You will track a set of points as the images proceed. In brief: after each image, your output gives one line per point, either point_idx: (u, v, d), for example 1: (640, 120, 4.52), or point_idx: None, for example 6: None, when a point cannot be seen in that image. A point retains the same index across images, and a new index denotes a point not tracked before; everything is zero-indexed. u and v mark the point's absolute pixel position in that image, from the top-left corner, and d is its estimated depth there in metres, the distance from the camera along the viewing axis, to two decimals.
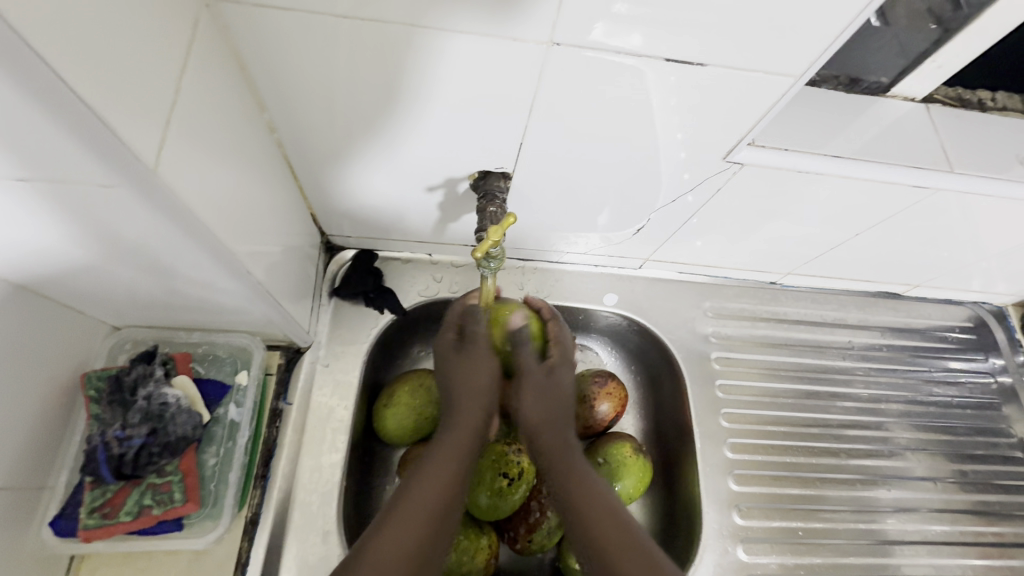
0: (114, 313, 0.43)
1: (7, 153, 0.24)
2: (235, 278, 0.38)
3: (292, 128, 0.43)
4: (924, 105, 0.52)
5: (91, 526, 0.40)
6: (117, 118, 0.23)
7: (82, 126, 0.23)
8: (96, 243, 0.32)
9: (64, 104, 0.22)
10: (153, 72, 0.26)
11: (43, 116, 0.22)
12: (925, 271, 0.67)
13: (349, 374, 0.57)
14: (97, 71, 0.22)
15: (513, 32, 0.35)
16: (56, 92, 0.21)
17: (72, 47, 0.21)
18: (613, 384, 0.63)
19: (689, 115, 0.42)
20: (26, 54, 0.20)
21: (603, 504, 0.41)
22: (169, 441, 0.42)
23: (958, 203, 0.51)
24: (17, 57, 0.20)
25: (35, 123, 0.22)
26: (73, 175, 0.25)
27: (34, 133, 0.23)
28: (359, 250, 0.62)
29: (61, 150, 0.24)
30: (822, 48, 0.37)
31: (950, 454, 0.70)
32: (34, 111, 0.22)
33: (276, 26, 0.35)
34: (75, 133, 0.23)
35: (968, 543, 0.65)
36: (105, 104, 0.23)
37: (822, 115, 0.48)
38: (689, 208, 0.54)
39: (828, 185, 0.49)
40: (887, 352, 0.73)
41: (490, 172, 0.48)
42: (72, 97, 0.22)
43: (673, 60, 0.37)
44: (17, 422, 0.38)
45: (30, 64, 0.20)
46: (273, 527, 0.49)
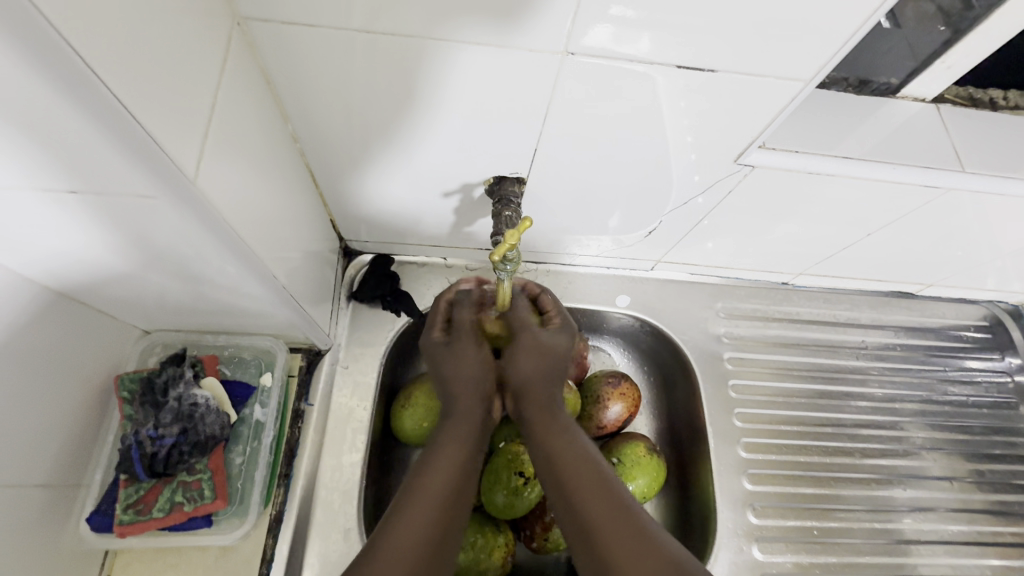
0: (146, 317, 0.45)
1: (59, 166, 0.25)
2: (261, 282, 0.40)
3: (314, 137, 0.45)
4: (934, 105, 0.52)
5: (126, 522, 0.41)
6: (161, 130, 0.25)
7: (130, 141, 0.24)
8: (133, 251, 0.34)
9: (115, 119, 0.23)
10: (191, 88, 0.27)
11: (95, 131, 0.23)
12: (938, 270, 0.67)
13: (367, 375, 0.58)
14: (144, 88, 0.24)
15: (528, 42, 0.36)
16: (108, 109, 0.23)
17: (121, 67, 0.23)
18: (626, 384, 0.64)
19: (701, 120, 0.43)
20: (83, 74, 0.21)
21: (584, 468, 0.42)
22: (199, 440, 0.43)
23: (971, 202, 0.51)
24: (75, 77, 0.21)
25: (86, 138, 0.24)
26: (119, 186, 0.27)
27: (85, 147, 0.24)
28: (376, 255, 0.63)
29: (109, 162, 0.25)
30: (830, 53, 0.37)
31: (966, 453, 0.69)
32: (89, 129, 0.23)
33: (301, 42, 0.36)
34: (124, 148, 0.24)
35: (986, 543, 0.65)
36: (151, 119, 0.24)
37: (832, 117, 0.49)
38: (701, 209, 0.55)
39: (839, 185, 0.49)
40: (901, 352, 0.73)
41: (504, 177, 0.49)
42: (122, 113, 0.23)
43: (684, 67, 0.38)
44: (57, 421, 0.40)
45: (86, 83, 0.21)
46: (297, 525, 0.50)
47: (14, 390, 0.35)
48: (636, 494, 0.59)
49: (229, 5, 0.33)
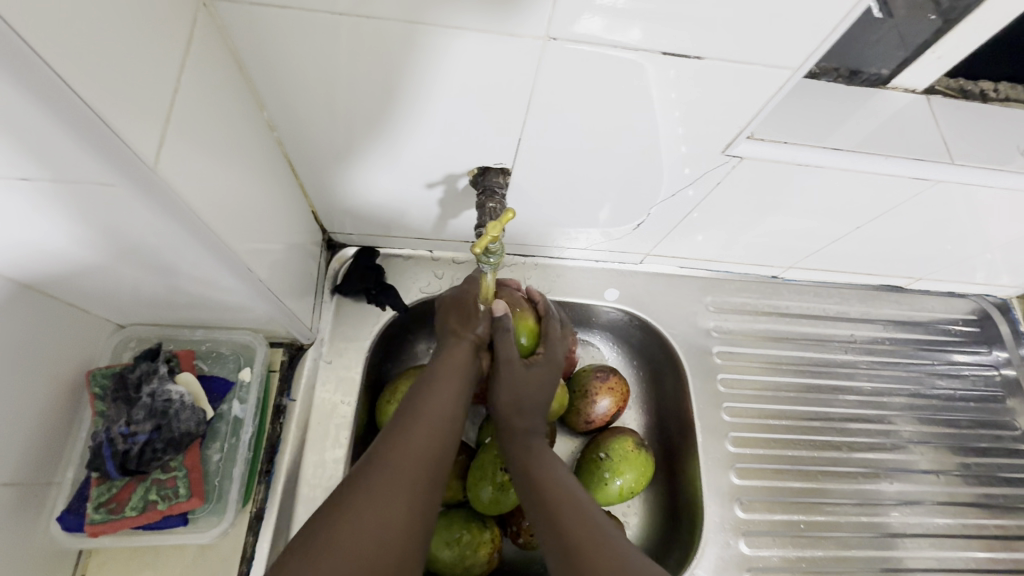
0: (119, 311, 0.44)
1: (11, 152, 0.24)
2: (237, 275, 0.39)
3: (291, 126, 0.43)
4: (925, 96, 0.51)
5: (98, 521, 0.40)
6: (117, 116, 0.24)
7: (83, 125, 0.23)
8: (99, 243, 0.33)
9: (64, 102, 0.22)
10: (152, 71, 0.26)
11: (44, 115, 0.22)
12: (927, 263, 0.66)
13: (351, 370, 0.57)
14: (97, 70, 0.23)
15: (510, 27, 0.35)
16: (58, 93, 0.21)
17: (71, 47, 0.21)
18: (615, 379, 0.63)
19: (689, 110, 0.42)
20: (26, 54, 0.20)
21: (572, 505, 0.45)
22: (173, 437, 0.42)
23: (961, 195, 0.51)
24: (18, 57, 0.20)
25: (35, 121, 0.22)
26: (77, 174, 0.26)
27: (36, 132, 0.23)
28: (360, 248, 0.62)
29: (62, 148, 0.24)
30: (819, 40, 0.36)
31: (953, 447, 0.69)
32: (37, 112, 0.22)
33: (274, 25, 0.35)
34: (77, 133, 0.23)
35: (972, 536, 0.65)
36: (106, 103, 0.23)
37: (821, 108, 0.48)
38: (689, 202, 0.54)
39: (829, 178, 0.48)
40: (890, 345, 0.73)
41: (489, 168, 0.48)
42: (73, 97, 0.22)
43: (671, 54, 0.37)
44: (25, 419, 0.38)
45: (31, 63, 0.20)
46: (278, 522, 0.49)
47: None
48: (624, 489, 0.59)
49: None
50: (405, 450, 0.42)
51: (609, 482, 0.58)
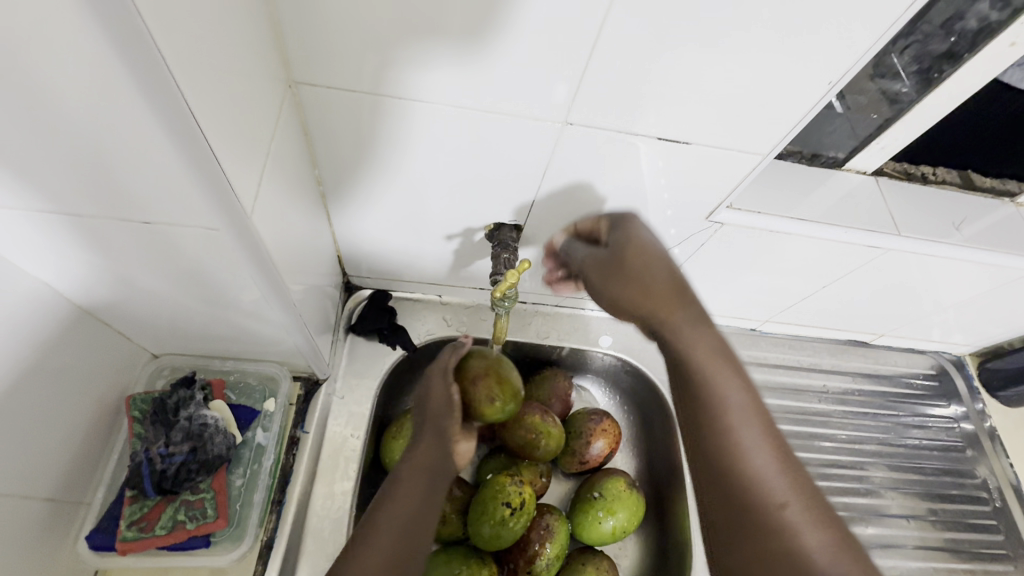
0: (158, 340, 0.47)
1: (142, 194, 0.29)
2: (284, 310, 0.43)
3: (335, 180, 0.49)
4: (874, 177, 0.60)
5: (129, 539, 0.42)
6: (230, 165, 0.29)
7: (215, 187, 0.29)
8: (171, 275, 0.37)
9: (197, 154, 0.27)
10: (254, 137, 0.32)
11: (178, 163, 0.27)
12: (888, 321, 0.74)
13: (362, 406, 0.61)
14: (222, 129, 0.28)
15: (532, 112, 0.43)
16: (194, 146, 0.27)
17: (209, 113, 0.27)
18: (608, 422, 0.67)
19: (680, 181, 0.50)
20: (193, 134, 0.26)
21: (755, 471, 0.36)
22: (206, 459, 0.44)
23: (910, 261, 0.59)
24: (185, 133, 0.26)
25: (167, 167, 0.28)
26: (187, 220, 0.31)
27: (174, 188, 0.29)
28: (375, 290, 0.67)
29: (188, 201, 0.30)
30: (785, 132, 0.44)
31: (922, 493, 0.74)
32: (183, 174, 0.28)
33: (338, 100, 0.41)
34: (207, 192, 0.29)
35: None
36: (224, 156, 0.28)
37: (787, 184, 0.56)
38: (678, 259, 0.60)
39: (797, 243, 0.56)
40: (860, 396, 0.79)
41: (504, 224, 0.54)
42: (205, 149, 0.27)
43: (664, 139, 0.45)
44: (66, 437, 0.41)
45: (195, 141, 0.26)
46: (287, 551, 0.51)
47: (39, 395, 0.38)
48: (616, 528, 0.62)
49: (285, 72, 0.39)
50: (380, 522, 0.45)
51: (602, 521, 0.62)
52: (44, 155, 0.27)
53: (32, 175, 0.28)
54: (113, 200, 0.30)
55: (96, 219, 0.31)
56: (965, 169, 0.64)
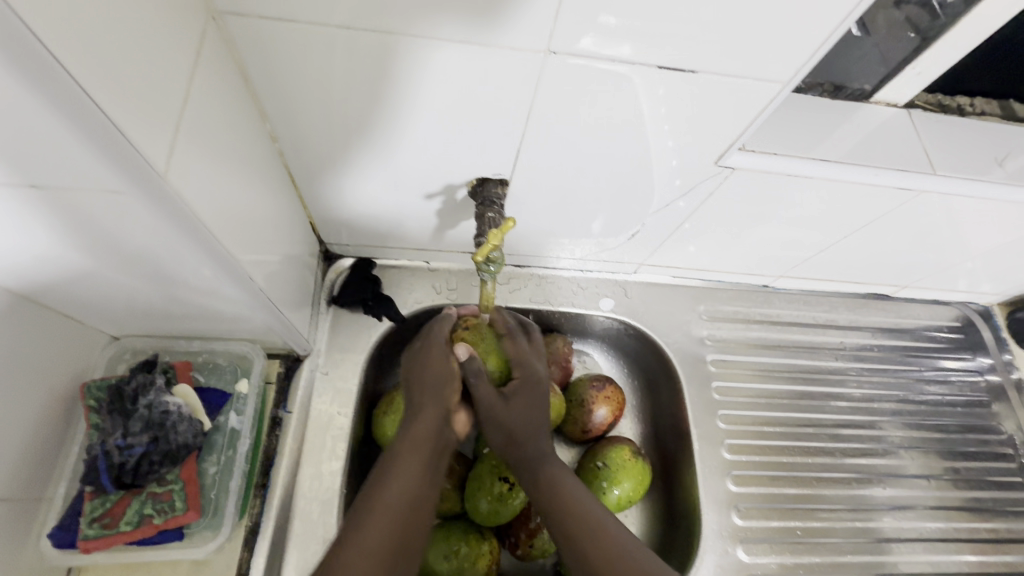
0: (114, 323, 0.43)
1: (22, 155, 0.24)
2: (238, 284, 0.38)
3: (292, 134, 0.44)
4: (907, 110, 0.53)
5: (91, 537, 0.39)
6: (112, 103, 0.23)
7: (104, 138, 0.23)
8: (99, 252, 0.33)
9: (53, 83, 0.21)
10: (151, 67, 0.26)
11: (32, 97, 0.21)
12: (913, 272, 0.68)
13: (348, 382, 0.57)
14: (92, 52, 0.22)
15: (510, 42, 0.36)
16: (45, 71, 0.20)
17: (68, 31, 0.21)
18: (611, 388, 0.64)
19: (685, 119, 0.43)
20: (53, 71, 0.21)
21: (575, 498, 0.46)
22: (171, 449, 0.41)
23: (945, 205, 0.53)
24: (43, 71, 0.20)
25: (22, 105, 0.21)
26: (86, 183, 0.26)
27: (53, 146, 0.24)
28: (356, 259, 0.63)
29: (74, 159, 0.24)
30: (808, 54, 0.38)
31: (942, 451, 0.71)
32: (60, 127, 0.22)
33: (278, 34, 0.35)
34: (96, 146, 0.24)
35: (963, 539, 0.66)
36: (104, 95, 0.23)
37: (808, 121, 0.50)
38: (683, 212, 0.55)
39: (817, 189, 0.50)
40: (878, 352, 0.74)
41: (488, 178, 0.49)
42: (64, 76, 0.21)
43: (666, 68, 0.39)
44: (17, 432, 0.38)
45: (58, 80, 0.21)
46: (274, 536, 0.49)
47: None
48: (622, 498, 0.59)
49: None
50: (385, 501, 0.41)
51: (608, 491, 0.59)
52: None
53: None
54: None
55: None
56: (1005, 99, 0.57)
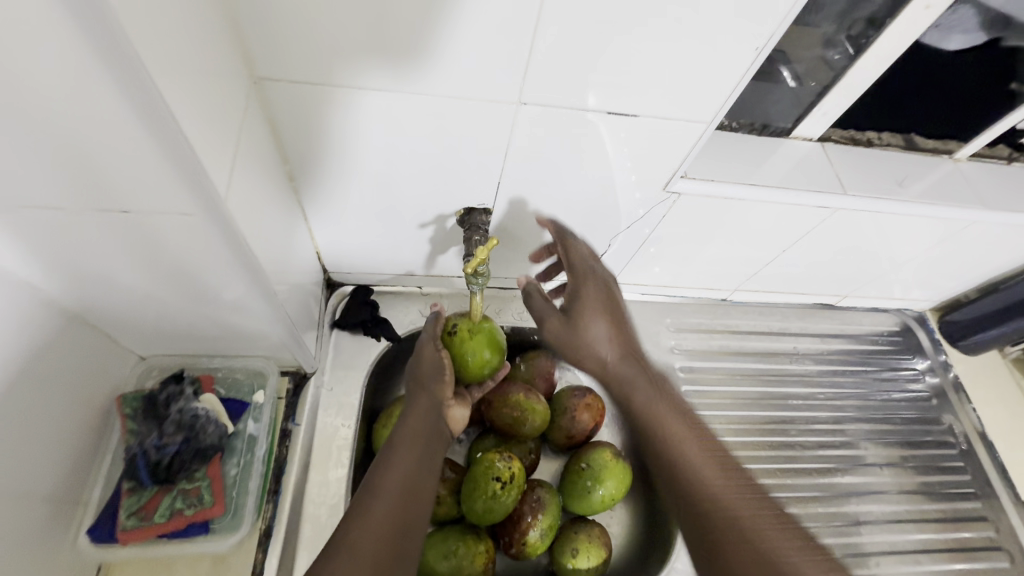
0: (146, 342, 0.49)
1: (121, 185, 0.31)
2: (266, 300, 0.45)
3: (306, 175, 0.51)
4: (821, 144, 0.63)
5: (130, 527, 0.43)
6: (198, 144, 0.30)
7: (190, 172, 0.31)
8: (154, 273, 0.39)
9: (164, 131, 0.28)
10: (219, 119, 0.33)
11: (146, 140, 0.28)
12: (850, 282, 0.78)
13: (350, 396, 0.63)
14: (186, 106, 0.29)
15: (487, 96, 0.45)
16: (162, 122, 0.28)
17: (174, 92, 0.28)
18: (592, 397, 0.70)
19: (637, 154, 0.52)
20: (167, 122, 0.28)
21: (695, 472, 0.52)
22: (200, 448, 0.46)
23: (860, 220, 0.62)
24: (160, 121, 0.28)
25: (137, 146, 0.29)
26: (165, 208, 0.33)
27: (150, 178, 0.31)
28: (356, 286, 0.69)
29: (164, 188, 0.31)
30: (723, 99, 0.47)
31: (893, 441, 0.78)
32: (160, 162, 0.30)
33: (301, 94, 0.43)
34: (183, 177, 0.31)
35: (917, 520, 0.73)
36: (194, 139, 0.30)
37: (739, 154, 0.60)
38: (643, 233, 0.63)
39: (751, 209, 0.59)
40: (829, 355, 0.82)
41: (474, 209, 0.56)
42: (172, 125, 0.28)
43: (613, 112, 0.48)
44: (61, 437, 0.42)
45: (168, 129, 0.28)
46: (286, 538, 0.53)
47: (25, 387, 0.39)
48: (605, 496, 0.65)
49: (249, 68, 0.41)
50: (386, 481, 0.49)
51: (592, 490, 0.64)
52: (25, 146, 0.28)
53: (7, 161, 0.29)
54: (93, 192, 0.31)
55: (77, 209, 0.32)
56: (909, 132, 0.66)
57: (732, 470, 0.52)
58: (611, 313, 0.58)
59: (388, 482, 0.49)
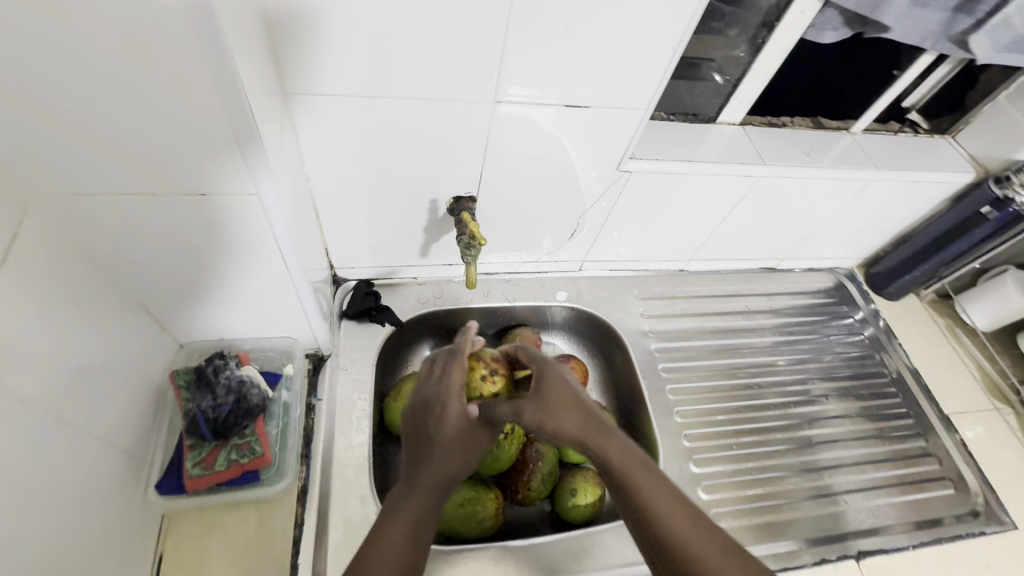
0: (187, 329, 0.58)
1: (205, 169, 0.42)
2: (295, 275, 0.54)
3: (320, 176, 0.60)
4: (742, 127, 0.76)
5: (194, 476, 0.51)
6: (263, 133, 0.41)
7: (257, 154, 0.41)
8: (210, 252, 0.49)
9: (243, 122, 0.39)
10: (269, 120, 0.44)
11: (231, 129, 0.39)
12: (785, 244, 0.91)
13: (363, 372, 0.71)
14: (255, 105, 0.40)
15: (468, 96, 0.55)
16: (243, 114, 0.38)
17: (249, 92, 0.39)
18: (574, 360, 0.80)
19: (593, 140, 0.63)
20: (247, 115, 0.39)
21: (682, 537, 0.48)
22: (249, 408, 0.54)
23: (780, 186, 0.75)
24: (242, 115, 0.38)
25: (224, 135, 0.39)
26: (236, 187, 0.43)
27: (228, 162, 0.41)
28: (359, 280, 0.78)
29: (237, 170, 0.42)
30: (653, 89, 0.58)
31: (841, 374, 0.88)
32: (238, 147, 0.40)
33: (318, 106, 0.53)
34: (251, 157, 0.41)
35: (874, 437, 0.81)
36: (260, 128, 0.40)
37: (677, 138, 0.72)
38: (605, 210, 0.74)
39: (690, 181, 0.71)
40: (778, 309, 0.94)
41: (462, 197, 0.66)
42: (249, 116, 0.39)
43: (568, 105, 0.58)
44: (131, 402, 0.51)
45: (247, 120, 0.39)
46: (320, 493, 0.60)
47: (105, 346, 0.48)
48: None
49: (283, 85, 0.50)
50: (384, 533, 0.51)
51: None
52: (138, 136, 0.38)
53: (120, 147, 0.39)
54: (181, 176, 0.42)
55: (168, 193, 0.43)
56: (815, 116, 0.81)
57: (708, 531, 0.48)
58: (565, 383, 0.55)
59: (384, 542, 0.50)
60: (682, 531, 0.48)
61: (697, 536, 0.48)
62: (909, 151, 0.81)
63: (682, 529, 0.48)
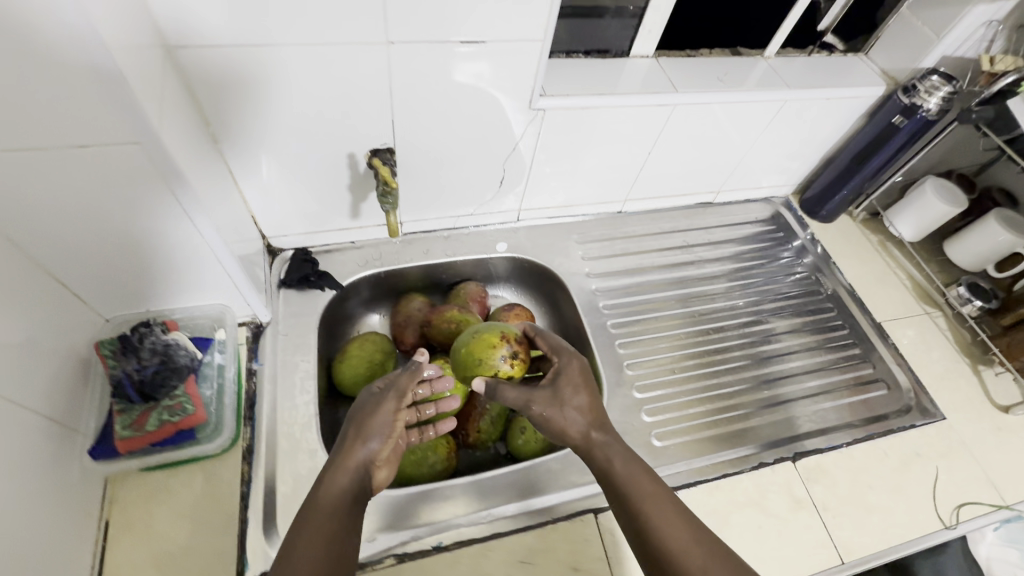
0: (109, 303, 0.58)
1: (77, 119, 0.41)
2: (205, 232, 0.54)
3: (228, 137, 0.60)
4: (655, 59, 0.77)
5: (126, 437, 0.54)
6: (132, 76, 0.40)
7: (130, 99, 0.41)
8: (109, 214, 0.49)
9: (105, 61, 0.38)
10: (144, 67, 0.43)
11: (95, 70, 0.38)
12: (716, 177, 0.93)
13: (305, 336, 0.72)
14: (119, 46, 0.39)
15: (360, 38, 0.55)
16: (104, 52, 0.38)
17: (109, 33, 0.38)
18: (519, 309, 0.82)
19: (500, 78, 0.63)
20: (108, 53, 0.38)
21: (662, 517, 0.54)
22: (176, 368, 0.57)
23: (695, 113, 0.77)
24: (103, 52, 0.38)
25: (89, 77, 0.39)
26: (115, 137, 0.43)
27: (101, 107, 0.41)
28: (296, 249, 0.79)
29: (111, 115, 0.41)
30: (546, 17, 0.59)
31: (779, 296, 0.91)
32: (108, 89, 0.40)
33: (207, 59, 0.52)
34: (125, 102, 0.41)
35: (812, 350, 0.85)
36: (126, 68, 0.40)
37: (589, 74, 0.73)
38: (528, 154, 0.75)
39: (605, 114, 0.72)
40: (717, 242, 0.96)
41: (379, 150, 0.66)
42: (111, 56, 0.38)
43: (465, 41, 0.58)
44: (53, 374, 0.51)
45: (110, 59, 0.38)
46: (265, 450, 0.61)
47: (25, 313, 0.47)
48: None
49: (164, 39, 0.49)
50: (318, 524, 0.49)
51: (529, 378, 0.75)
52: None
53: None
54: (55, 129, 0.41)
55: (47, 148, 0.42)
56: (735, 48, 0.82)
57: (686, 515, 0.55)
58: (581, 384, 0.63)
59: (315, 534, 0.48)
60: (662, 516, 0.54)
61: (676, 521, 0.54)
62: (822, 71, 0.83)
63: (663, 514, 0.54)
